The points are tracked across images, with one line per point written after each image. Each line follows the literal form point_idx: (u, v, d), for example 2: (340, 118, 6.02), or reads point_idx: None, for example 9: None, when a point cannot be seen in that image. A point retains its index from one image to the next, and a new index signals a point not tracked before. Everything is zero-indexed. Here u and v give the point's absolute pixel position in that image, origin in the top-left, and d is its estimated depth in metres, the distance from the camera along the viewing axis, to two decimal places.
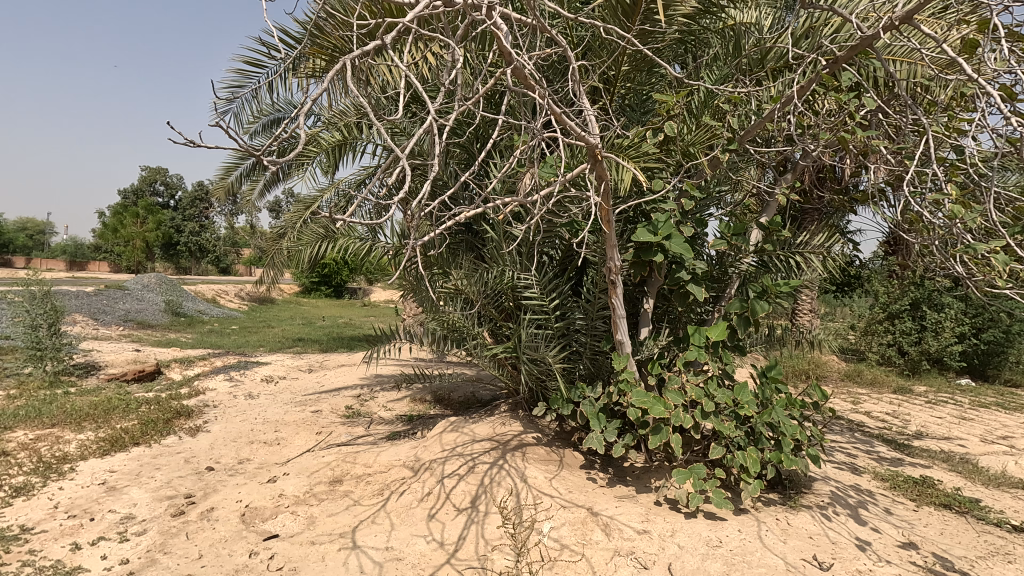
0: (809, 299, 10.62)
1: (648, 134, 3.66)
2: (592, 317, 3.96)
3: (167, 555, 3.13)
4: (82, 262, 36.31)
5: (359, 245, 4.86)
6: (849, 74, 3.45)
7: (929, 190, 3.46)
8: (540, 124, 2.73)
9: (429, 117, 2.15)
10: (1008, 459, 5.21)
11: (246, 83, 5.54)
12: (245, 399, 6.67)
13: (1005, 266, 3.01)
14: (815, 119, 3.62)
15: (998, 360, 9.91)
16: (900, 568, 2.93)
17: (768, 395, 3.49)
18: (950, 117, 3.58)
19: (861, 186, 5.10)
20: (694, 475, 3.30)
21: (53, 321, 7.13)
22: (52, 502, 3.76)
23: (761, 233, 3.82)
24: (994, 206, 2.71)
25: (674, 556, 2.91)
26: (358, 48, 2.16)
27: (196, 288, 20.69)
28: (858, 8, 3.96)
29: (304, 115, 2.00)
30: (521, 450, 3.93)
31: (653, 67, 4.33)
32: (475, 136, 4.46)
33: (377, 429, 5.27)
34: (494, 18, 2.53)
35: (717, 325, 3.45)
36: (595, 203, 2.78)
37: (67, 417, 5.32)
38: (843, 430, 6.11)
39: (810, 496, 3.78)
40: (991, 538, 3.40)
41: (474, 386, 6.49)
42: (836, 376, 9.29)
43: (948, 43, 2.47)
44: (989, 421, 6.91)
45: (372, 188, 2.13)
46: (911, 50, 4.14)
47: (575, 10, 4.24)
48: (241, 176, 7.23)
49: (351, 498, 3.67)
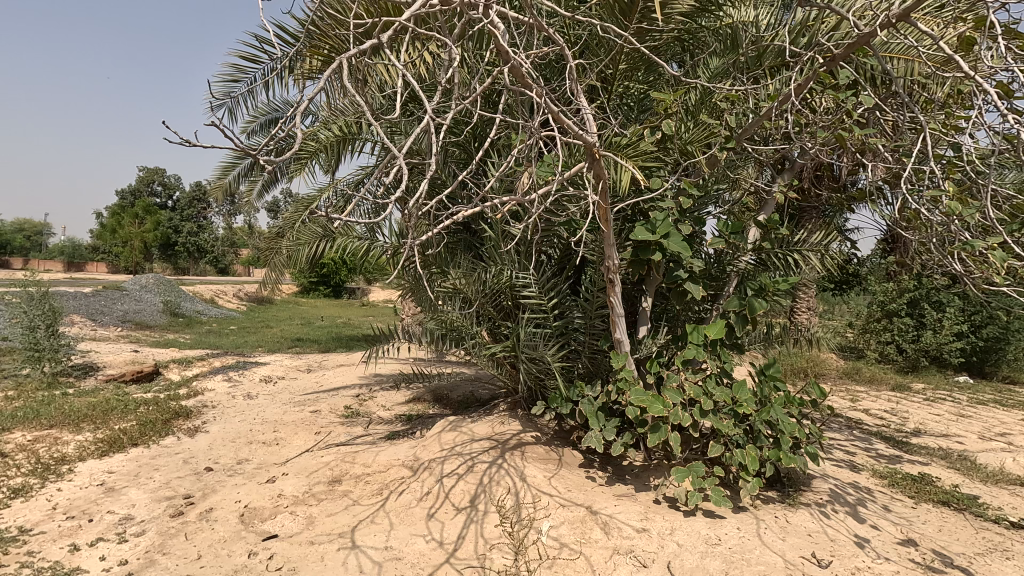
0: (807, 298, 10.64)
1: (647, 133, 3.65)
2: (591, 316, 3.96)
3: (166, 555, 3.13)
4: (81, 262, 36.55)
5: (358, 245, 4.85)
6: (847, 73, 3.35)
7: (928, 189, 3.45)
8: (537, 124, 2.72)
9: (427, 116, 2.11)
10: (1006, 457, 5.22)
11: (239, 79, 5.50)
12: (243, 399, 6.66)
13: (1003, 262, 2.94)
14: (813, 118, 3.53)
15: (996, 357, 9.93)
16: (898, 566, 2.93)
17: (767, 393, 3.50)
18: (948, 115, 3.57)
19: (860, 184, 5.11)
20: (693, 473, 3.30)
21: (51, 322, 7.11)
22: (51, 503, 3.76)
23: (759, 231, 3.82)
24: (992, 204, 2.71)
25: (674, 554, 2.92)
26: (355, 48, 2.16)
27: (196, 288, 20.87)
28: (854, 6, 3.97)
29: (301, 113, 1.96)
30: (520, 449, 3.94)
31: (652, 65, 4.34)
32: (474, 136, 4.47)
33: (376, 428, 5.28)
34: (490, 17, 2.52)
35: (716, 324, 3.45)
36: (595, 202, 2.75)
37: (66, 418, 5.31)
38: (841, 428, 6.13)
39: (808, 493, 3.79)
40: (989, 535, 3.40)
41: (473, 386, 6.49)
42: (835, 374, 9.31)
43: (945, 40, 2.43)
44: (987, 419, 6.92)
45: (370, 187, 2.09)
46: (908, 48, 4.15)
47: (572, 8, 4.24)
48: (239, 176, 7.19)
49: (350, 498, 3.67)
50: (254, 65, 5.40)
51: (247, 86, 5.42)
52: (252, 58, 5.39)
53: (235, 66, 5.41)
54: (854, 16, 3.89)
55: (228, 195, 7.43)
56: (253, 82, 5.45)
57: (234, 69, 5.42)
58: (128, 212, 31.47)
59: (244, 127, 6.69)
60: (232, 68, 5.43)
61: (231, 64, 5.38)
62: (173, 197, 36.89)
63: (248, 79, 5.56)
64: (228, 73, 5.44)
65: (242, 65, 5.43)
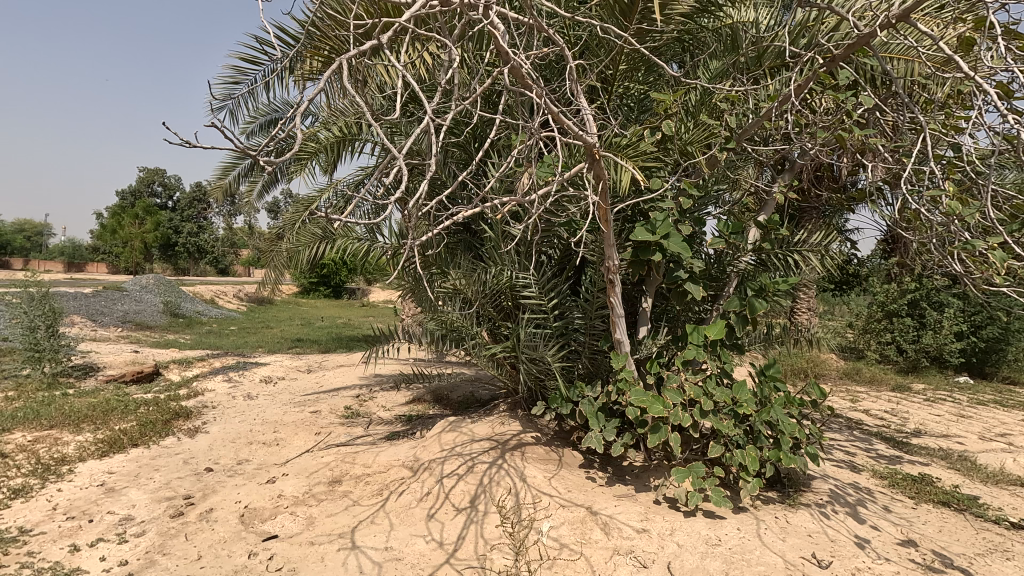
0: (807, 298, 10.64)
1: (647, 134, 3.65)
2: (591, 317, 3.96)
3: (166, 555, 3.13)
4: (81, 262, 36.57)
5: (358, 245, 4.86)
6: (847, 73, 3.35)
7: (928, 189, 3.46)
8: (538, 124, 2.71)
9: (427, 116, 2.11)
10: (1007, 457, 5.21)
11: (240, 80, 5.52)
12: (243, 400, 6.66)
13: (1003, 262, 2.94)
14: (813, 118, 3.53)
15: (996, 358, 9.93)
16: (898, 566, 2.93)
17: (767, 393, 3.50)
18: (949, 116, 3.57)
19: (860, 184, 5.10)
20: (693, 474, 3.30)
21: (51, 322, 7.12)
22: (51, 503, 3.76)
23: (759, 232, 3.82)
24: (992, 204, 2.71)
25: (674, 555, 2.92)
26: (355, 48, 2.16)
27: (196, 288, 21.06)
28: (854, 6, 3.97)
29: (301, 114, 1.95)
30: (520, 449, 3.94)
31: (652, 66, 4.34)
32: (474, 136, 4.47)
33: (376, 429, 5.28)
34: (490, 17, 2.52)
35: (716, 324, 3.44)
36: (594, 202, 2.75)
37: (67, 418, 5.32)
38: (841, 428, 6.12)
39: (808, 494, 3.79)
40: (989, 536, 3.40)
41: (473, 386, 6.50)
42: (835, 375, 9.30)
43: (947, 40, 2.43)
44: (987, 419, 6.91)
45: (370, 188, 2.09)
46: (909, 48, 4.13)
47: (572, 9, 4.24)
48: (239, 177, 7.18)
49: (350, 498, 3.67)
50: (254, 66, 5.41)
51: (247, 87, 5.43)
52: (253, 59, 5.40)
53: (236, 67, 5.43)
54: (854, 16, 3.90)
55: (228, 196, 7.44)
56: (253, 83, 5.46)
57: (235, 71, 5.44)
58: (128, 212, 31.46)
59: (244, 128, 6.69)
60: (233, 69, 5.44)
61: (232, 66, 5.39)
62: (173, 197, 36.94)
63: (248, 80, 5.58)
64: (229, 75, 5.46)
65: (242, 66, 5.44)
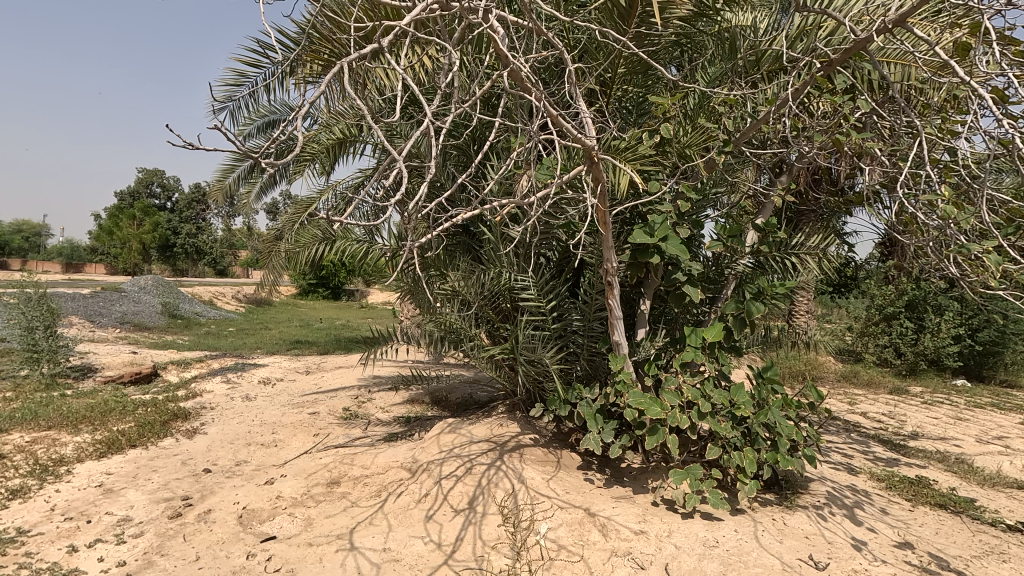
0: (804, 301, 10.69)
1: (646, 136, 3.66)
2: (589, 319, 3.98)
3: (164, 557, 3.13)
4: (80, 262, 36.89)
5: (357, 247, 4.98)
6: (843, 77, 3.38)
7: (924, 192, 3.47)
8: (537, 127, 2.70)
9: (426, 119, 2.07)
10: (1003, 460, 5.23)
11: (242, 83, 5.54)
12: (242, 400, 6.68)
13: (997, 266, 2.98)
14: (810, 121, 3.59)
15: (993, 361, 9.94)
16: (895, 568, 2.94)
17: (764, 395, 3.53)
18: (943, 120, 3.58)
19: (858, 187, 5.14)
20: (691, 476, 3.29)
21: (49, 323, 7.06)
22: (49, 504, 3.76)
23: (758, 234, 3.86)
24: (987, 210, 2.68)
25: (671, 556, 2.92)
26: (356, 50, 2.10)
27: (196, 288, 21.67)
28: (852, 10, 3.96)
29: (302, 116, 1.92)
30: (518, 451, 3.95)
31: (649, 69, 4.38)
32: (472, 138, 4.52)
33: (375, 430, 5.29)
34: (490, 21, 2.50)
35: (713, 326, 3.45)
36: (593, 204, 2.73)
37: (64, 419, 5.31)
38: (839, 430, 6.15)
39: (805, 496, 3.80)
40: (985, 538, 3.41)
41: (473, 387, 6.56)
42: (832, 377, 9.33)
43: (942, 47, 2.49)
44: (983, 422, 6.94)
45: (369, 190, 2.06)
46: (904, 52, 4.09)
47: (570, 13, 4.26)
48: (239, 178, 7.20)
49: (348, 500, 3.68)
50: (255, 70, 5.43)
51: (248, 90, 5.46)
52: (254, 62, 5.41)
53: (237, 70, 5.44)
54: (851, 20, 3.90)
55: (227, 196, 7.44)
56: (254, 86, 5.48)
57: (236, 74, 5.46)
58: (127, 214, 31.53)
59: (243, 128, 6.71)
60: (234, 73, 5.46)
61: (233, 69, 5.41)
62: (173, 198, 36.98)
63: (249, 83, 5.60)
64: (230, 78, 5.48)
65: (245, 70, 5.46)
